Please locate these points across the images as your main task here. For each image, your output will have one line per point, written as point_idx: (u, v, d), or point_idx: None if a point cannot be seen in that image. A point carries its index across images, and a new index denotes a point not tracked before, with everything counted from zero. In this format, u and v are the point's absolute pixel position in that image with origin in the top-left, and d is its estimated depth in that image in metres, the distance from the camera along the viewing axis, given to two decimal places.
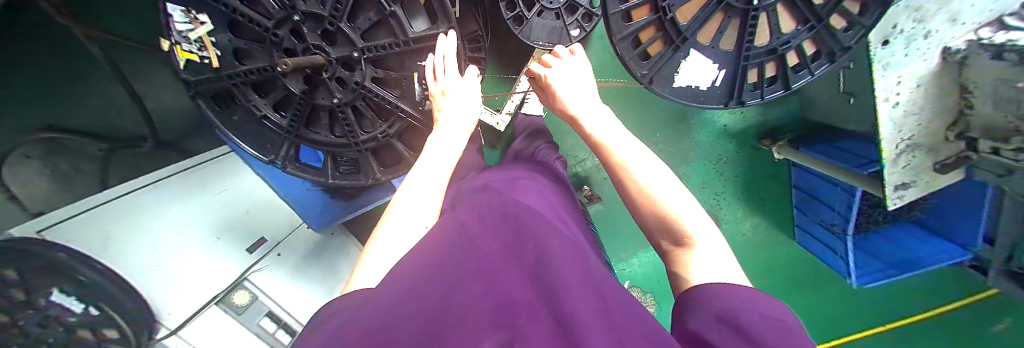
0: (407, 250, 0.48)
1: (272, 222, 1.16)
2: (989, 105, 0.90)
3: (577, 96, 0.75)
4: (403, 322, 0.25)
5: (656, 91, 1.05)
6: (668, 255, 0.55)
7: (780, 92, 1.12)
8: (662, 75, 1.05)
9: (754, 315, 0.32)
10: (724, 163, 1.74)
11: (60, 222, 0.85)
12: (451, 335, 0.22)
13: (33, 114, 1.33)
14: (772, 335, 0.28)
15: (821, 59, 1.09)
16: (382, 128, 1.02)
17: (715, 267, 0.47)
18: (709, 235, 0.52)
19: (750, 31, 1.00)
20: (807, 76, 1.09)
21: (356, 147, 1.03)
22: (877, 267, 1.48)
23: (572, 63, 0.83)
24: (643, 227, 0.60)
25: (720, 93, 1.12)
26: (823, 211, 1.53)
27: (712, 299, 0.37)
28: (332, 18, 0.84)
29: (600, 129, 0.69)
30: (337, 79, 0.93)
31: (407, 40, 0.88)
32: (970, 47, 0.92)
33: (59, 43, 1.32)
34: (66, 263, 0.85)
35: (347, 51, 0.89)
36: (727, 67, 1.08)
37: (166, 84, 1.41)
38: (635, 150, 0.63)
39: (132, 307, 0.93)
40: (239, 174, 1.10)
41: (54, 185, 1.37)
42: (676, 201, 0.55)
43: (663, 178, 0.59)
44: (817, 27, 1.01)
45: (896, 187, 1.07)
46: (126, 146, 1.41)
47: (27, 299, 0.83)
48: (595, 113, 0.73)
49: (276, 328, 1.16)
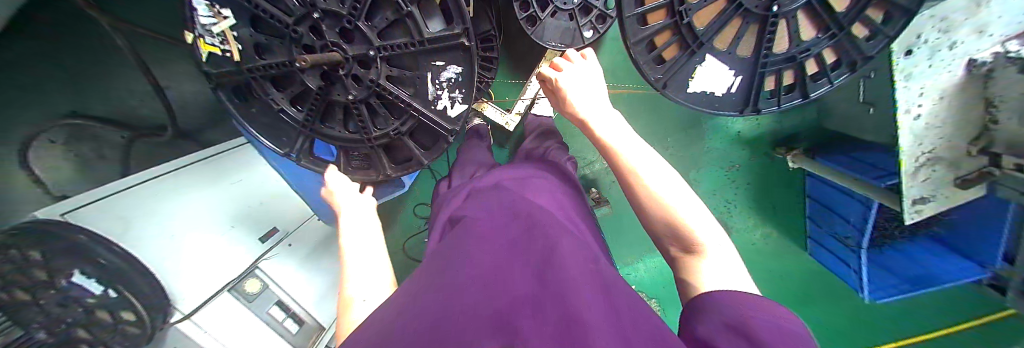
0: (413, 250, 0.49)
1: (282, 213, 1.23)
2: (1015, 120, 0.88)
3: (586, 99, 0.76)
4: (410, 328, 0.26)
5: (670, 96, 1.05)
6: (677, 261, 0.56)
7: (798, 101, 1.11)
8: (677, 79, 1.05)
9: (767, 323, 0.31)
10: (736, 170, 1.72)
11: (82, 207, 0.84)
12: (455, 335, 0.22)
13: (57, 101, 1.37)
14: (783, 341, 0.28)
15: (841, 68, 1.08)
16: (394, 125, 1.02)
17: (724, 274, 0.47)
18: (719, 243, 0.52)
19: (768, 39, 0.98)
20: (826, 85, 1.08)
21: (369, 144, 1.04)
22: (891, 282, 1.44)
23: (583, 67, 0.83)
24: (652, 234, 0.60)
25: (736, 100, 1.10)
26: (837, 224, 1.50)
27: (719, 306, 0.37)
28: (350, 17, 0.85)
29: (609, 132, 0.68)
30: (353, 76, 0.94)
31: (422, 40, 0.88)
32: (996, 59, 0.89)
33: (86, 33, 1.37)
34: (86, 244, 0.83)
35: (364, 49, 0.90)
36: (742, 74, 1.06)
37: (186, 76, 1.45)
38: (646, 156, 0.63)
39: (150, 293, 0.93)
40: (254, 167, 1.19)
41: (74, 170, 1.41)
42: (685, 207, 0.55)
43: (674, 185, 0.58)
44: (836, 36, 0.99)
45: (916, 201, 1.04)
46: (145, 134, 1.45)
47: (49, 279, 0.81)
48: (605, 116, 0.73)
49: (285, 317, 1.22)
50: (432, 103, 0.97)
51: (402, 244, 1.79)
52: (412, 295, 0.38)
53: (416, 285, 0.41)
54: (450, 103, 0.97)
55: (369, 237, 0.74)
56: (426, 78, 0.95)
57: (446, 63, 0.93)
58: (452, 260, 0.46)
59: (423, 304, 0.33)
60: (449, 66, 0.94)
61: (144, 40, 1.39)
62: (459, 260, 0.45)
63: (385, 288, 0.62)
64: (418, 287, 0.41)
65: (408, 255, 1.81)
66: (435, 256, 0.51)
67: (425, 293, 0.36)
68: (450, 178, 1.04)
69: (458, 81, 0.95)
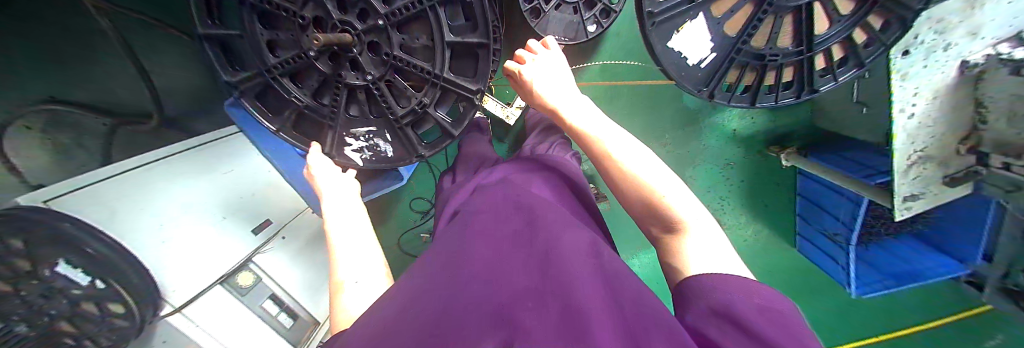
0: (417, 261, 0.49)
1: (276, 204, 1.26)
2: (1003, 122, 0.92)
3: (557, 90, 0.75)
4: (412, 326, 0.26)
5: (652, 40, 0.98)
6: (660, 241, 0.55)
7: (746, 105, 1.17)
8: (666, 25, 0.99)
9: (748, 305, 0.31)
10: (731, 168, 1.74)
11: (65, 194, 0.82)
12: (457, 339, 0.22)
13: (37, 86, 1.31)
14: (768, 328, 0.28)
15: (789, 91, 1.16)
16: (308, 102, 1.01)
17: (710, 254, 0.46)
18: (702, 221, 0.51)
19: (754, 24, 1.01)
20: (772, 101, 1.16)
21: (270, 75, 0.95)
22: (876, 278, 1.49)
23: (549, 57, 0.82)
24: (635, 216, 0.60)
25: (701, 75, 1.09)
26: (826, 220, 1.54)
27: (700, 289, 0.37)
28: (392, 55, 0.93)
29: (580, 118, 0.68)
30: (330, 56, 0.96)
31: (398, 121, 1.02)
32: (988, 61, 0.93)
33: (68, 15, 1.29)
34: (74, 232, 0.78)
35: (370, 68, 0.96)
36: (720, 50, 1.06)
37: (180, 65, 1.41)
38: (619, 138, 0.63)
39: (139, 285, 0.86)
40: (244, 158, 1.21)
41: (51, 158, 1.34)
42: (664, 185, 0.55)
43: (652, 166, 0.58)
44: (805, 53, 1.07)
45: (905, 198, 1.07)
46: (128, 122, 1.38)
47: (31, 269, 0.73)
48: (575, 104, 0.73)
49: (278, 312, 1.19)
50: (351, 131, 1.06)
51: (397, 239, 1.76)
52: (416, 285, 0.38)
53: (420, 276, 0.41)
54: (357, 153, 1.07)
55: (359, 230, 0.71)
56: (367, 126, 1.07)
57: (387, 139, 1.09)
58: (455, 253, 0.45)
59: (426, 296, 0.32)
60: (389, 144, 1.09)
61: (131, 23, 1.32)
62: (462, 254, 0.44)
63: (380, 276, 0.61)
64: (422, 277, 0.40)
65: (404, 250, 1.79)
66: (438, 248, 0.51)
67: (429, 285, 0.36)
68: (453, 173, 1.03)
69: (380, 155, 1.09)
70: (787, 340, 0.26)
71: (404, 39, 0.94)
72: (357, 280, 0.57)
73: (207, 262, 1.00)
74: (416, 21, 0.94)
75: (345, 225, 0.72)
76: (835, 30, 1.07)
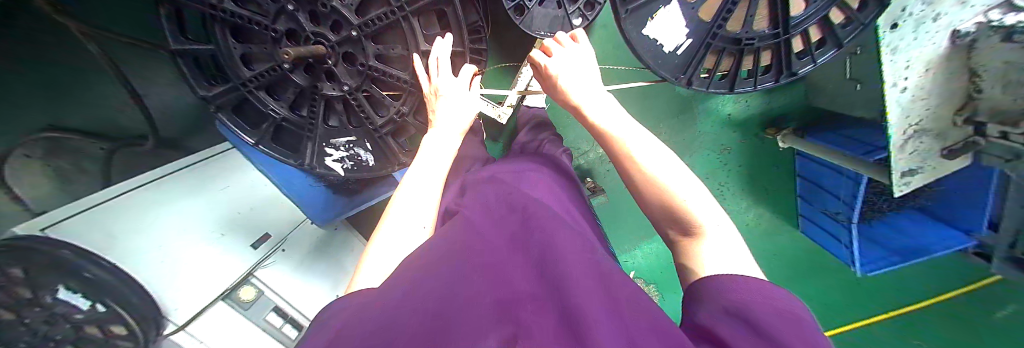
0: (399, 259, 0.48)
1: (274, 218, 1.21)
2: (998, 89, 0.90)
3: (581, 86, 0.72)
4: (406, 319, 0.25)
5: (625, 27, 0.97)
6: (676, 245, 0.53)
7: (725, 91, 1.14)
8: (641, 13, 0.99)
9: (763, 306, 0.30)
10: (728, 153, 1.73)
11: (61, 221, 0.91)
12: (453, 334, 0.21)
13: (26, 116, 1.32)
14: (790, 334, 0.26)
15: (769, 75, 1.14)
16: (285, 113, 1.02)
17: (727, 257, 0.44)
18: (721, 225, 0.50)
19: (729, 9, 0.99)
20: (751, 86, 1.14)
21: (245, 89, 0.96)
22: (881, 255, 1.48)
23: (579, 52, 0.80)
24: (654, 220, 0.58)
25: (678, 63, 1.07)
26: (827, 200, 1.52)
27: (720, 287, 0.36)
28: (368, 66, 0.94)
29: (606, 119, 0.65)
30: (305, 67, 0.97)
31: (378, 128, 1.05)
32: (979, 29, 0.91)
33: (43, 43, 1.27)
34: (68, 258, 0.90)
35: (348, 79, 0.98)
36: (695, 37, 1.05)
37: (165, 83, 1.40)
38: (642, 139, 0.61)
39: (136, 302, 0.99)
40: (241, 171, 1.15)
41: (55, 184, 1.39)
42: (683, 188, 0.53)
43: (675, 170, 0.56)
44: (781, 36, 1.06)
45: (904, 173, 1.06)
46: (128, 144, 1.42)
47: (33, 296, 0.90)
48: (602, 103, 0.70)
49: (283, 323, 1.26)
50: (331, 142, 1.08)
51: None
52: (409, 276, 0.36)
53: (412, 265, 0.40)
54: (337, 162, 1.10)
55: None
56: (346, 136, 1.08)
57: (367, 148, 1.11)
58: (450, 248, 0.44)
59: (418, 290, 0.32)
60: (369, 153, 1.13)
61: (115, 44, 1.29)
62: (457, 251, 0.42)
63: None
64: (414, 268, 0.39)
65: None
66: (431, 238, 0.50)
67: (423, 277, 0.35)
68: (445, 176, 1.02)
69: (362, 165, 1.13)
70: (802, 343, 0.25)
71: (380, 49, 0.94)
72: (424, 226, 0.56)
73: (211, 279, 1.08)
74: (390, 31, 0.95)
75: (429, 156, 0.67)
76: (812, 10, 1.03)
